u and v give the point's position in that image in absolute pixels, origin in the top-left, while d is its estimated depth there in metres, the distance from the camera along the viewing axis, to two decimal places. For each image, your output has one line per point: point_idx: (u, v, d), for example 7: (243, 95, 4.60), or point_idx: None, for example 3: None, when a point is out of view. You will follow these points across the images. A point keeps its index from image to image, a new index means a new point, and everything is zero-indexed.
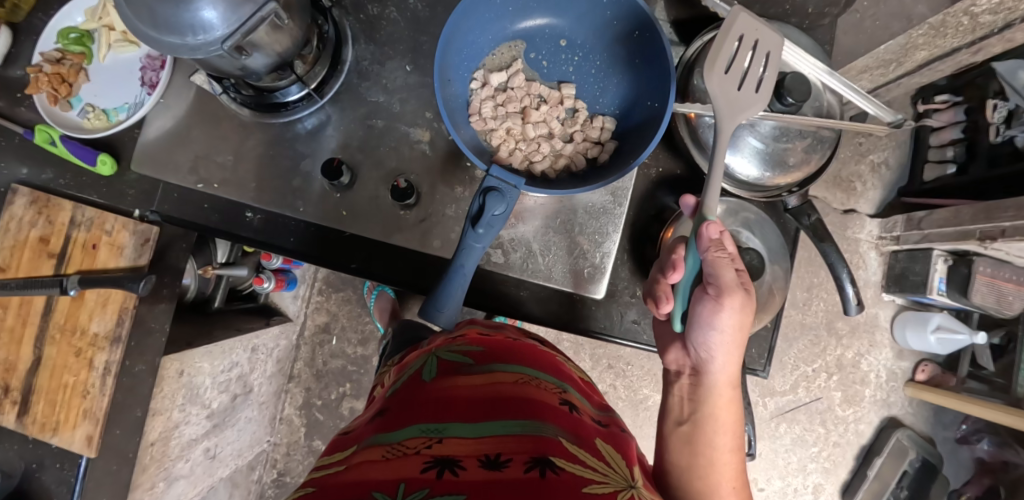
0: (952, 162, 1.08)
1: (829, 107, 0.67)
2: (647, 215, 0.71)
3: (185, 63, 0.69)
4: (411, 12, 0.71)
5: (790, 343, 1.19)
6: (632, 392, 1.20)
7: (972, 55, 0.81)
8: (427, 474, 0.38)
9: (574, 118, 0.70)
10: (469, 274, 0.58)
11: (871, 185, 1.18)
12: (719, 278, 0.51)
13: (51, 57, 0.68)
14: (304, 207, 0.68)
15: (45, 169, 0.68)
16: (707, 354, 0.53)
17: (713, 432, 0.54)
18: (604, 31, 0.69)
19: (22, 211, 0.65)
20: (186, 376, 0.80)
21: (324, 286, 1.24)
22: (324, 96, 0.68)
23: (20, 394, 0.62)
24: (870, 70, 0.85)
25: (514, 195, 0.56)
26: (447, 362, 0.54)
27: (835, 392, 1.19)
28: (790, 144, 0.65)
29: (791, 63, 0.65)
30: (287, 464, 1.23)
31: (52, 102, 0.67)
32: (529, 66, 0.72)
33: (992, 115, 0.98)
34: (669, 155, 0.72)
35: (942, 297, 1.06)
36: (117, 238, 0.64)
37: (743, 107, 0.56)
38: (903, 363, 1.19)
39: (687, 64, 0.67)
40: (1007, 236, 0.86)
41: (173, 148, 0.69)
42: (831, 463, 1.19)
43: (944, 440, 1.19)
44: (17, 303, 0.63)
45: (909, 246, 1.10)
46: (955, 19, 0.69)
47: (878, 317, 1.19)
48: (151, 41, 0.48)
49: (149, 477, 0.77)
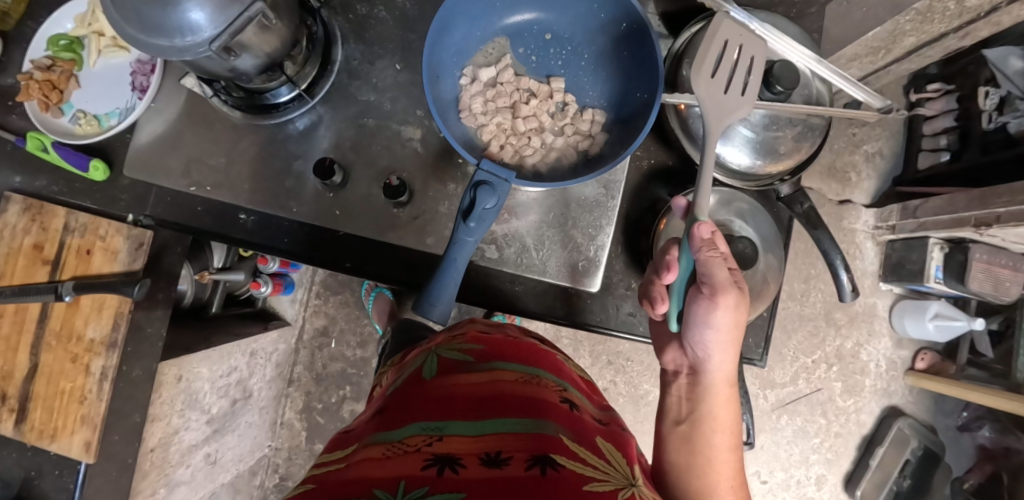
0: (945, 150, 1.09)
1: (818, 95, 0.67)
2: (640, 208, 0.71)
3: (175, 66, 0.70)
4: (400, 10, 0.71)
5: (788, 334, 1.19)
6: (632, 388, 1.20)
7: (960, 39, 0.81)
8: (427, 472, 0.37)
9: (564, 111, 0.70)
10: (462, 268, 0.58)
11: (866, 175, 1.18)
12: (713, 277, 0.50)
13: (41, 64, 0.68)
14: (297, 208, 0.68)
15: (38, 176, 0.69)
16: (704, 352, 0.54)
17: (711, 431, 0.53)
18: (590, 25, 0.69)
19: (15, 219, 0.65)
20: (185, 381, 0.80)
21: (321, 289, 1.25)
22: (315, 96, 0.68)
23: (17, 401, 0.62)
24: (859, 58, 0.86)
25: (506, 189, 0.55)
26: (447, 360, 0.54)
27: (835, 382, 1.19)
28: (781, 132, 0.65)
29: (778, 51, 0.65)
30: (289, 469, 1.23)
31: (43, 109, 0.67)
32: (518, 61, 0.72)
33: (985, 102, 0.97)
34: (661, 146, 0.72)
35: (940, 285, 1.06)
36: (111, 243, 0.64)
37: (730, 110, 0.57)
38: (902, 352, 1.19)
39: (675, 56, 0.67)
40: (1002, 221, 0.85)
41: (165, 151, 0.69)
42: (833, 454, 1.19)
43: (945, 428, 1.19)
44: (13, 311, 0.63)
45: (906, 235, 1.10)
46: (942, 3, 0.70)
47: (876, 306, 1.19)
48: (139, 43, 0.48)
49: (150, 483, 0.77)
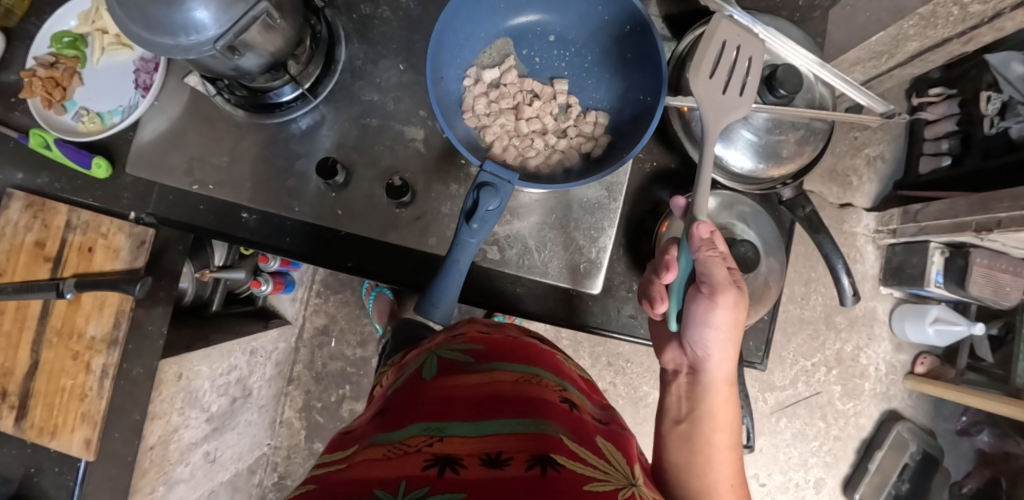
0: (947, 154, 1.08)
1: (821, 99, 0.67)
2: (642, 211, 0.71)
3: (179, 65, 0.70)
4: (404, 11, 0.71)
5: (788, 337, 1.19)
6: (632, 389, 1.20)
7: (963, 45, 0.81)
8: (428, 472, 0.38)
9: (567, 113, 0.70)
10: (463, 269, 0.58)
11: (867, 179, 1.18)
12: (712, 276, 0.51)
13: (45, 62, 0.67)
14: (299, 207, 0.68)
15: (40, 173, 0.69)
16: (704, 352, 0.54)
17: (711, 430, 0.53)
18: (594, 28, 0.69)
19: (17, 216, 0.65)
20: (185, 379, 0.80)
21: (322, 288, 1.25)
22: (318, 96, 0.68)
23: (17, 398, 0.62)
24: (863, 62, 0.86)
25: (508, 190, 0.55)
26: (447, 361, 0.54)
27: (835, 385, 1.19)
28: (783, 136, 0.65)
29: (781, 54, 0.65)
30: (288, 467, 1.23)
31: (46, 106, 0.67)
32: (522, 62, 0.72)
33: (986, 107, 0.98)
34: (663, 149, 0.72)
35: (940, 289, 1.06)
36: (113, 241, 0.64)
37: (728, 110, 0.57)
38: (901, 356, 1.19)
39: (679, 58, 0.67)
40: (1003, 226, 0.85)
41: (167, 150, 0.69)
42: (832, 457, 1.19)
43: (944, 432, 1.19)
44: (15, 308, 0.63)
45: (906, 239, 1.10)
46: (946, 9, 0.69)
47: (876, 310, 1.19)
48: (143, 42, 0.48)
49: (149, 481, 0.77)
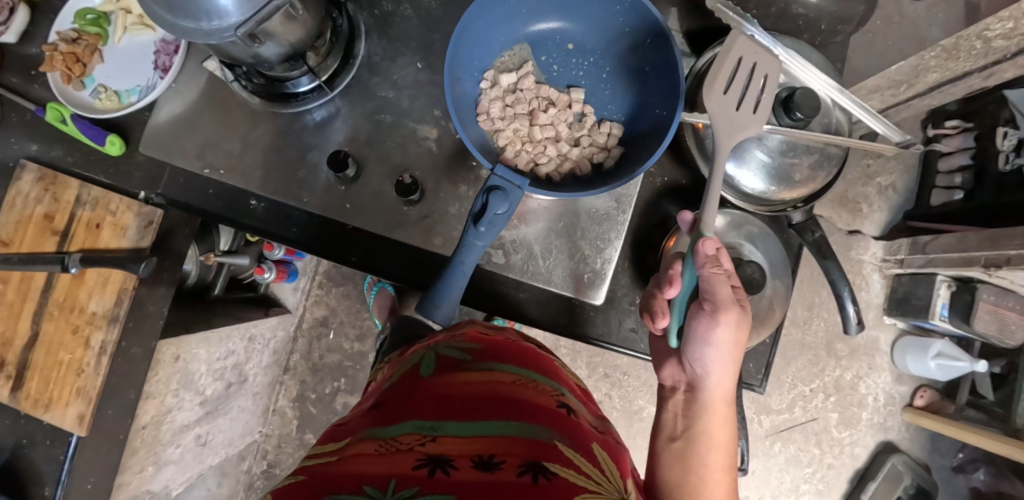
0: (959, 188, 1.08)
1: (837, 125, 0.67)
2: (649, 224, 0.71)
3: (199, 48, 0.70)
4: (425, 9, 0.72)
5: (788, 361, 1.18)
6: (627, 402, 1.19)
7: (984, 80, 0.80)
8: (418, 472, 0.37)
9: (581, 122, 0.70)
10: (468, 271, 0.58)
11: (877, 207, 1.17)
12: (715, 294, 0.51)
13: (67, 37, 0.68)
14: (308, 199, 0.69)
15: (54, 146, 0.69)
16: (703, 370, 0.53)
17: (707, 449, 0.53)
18: (614, 39, 0.69)
19: (28, 187, 0.65)
20: (181, 361, 0.81)
21: (324, 279, 1.25)
22: (334, 88, 0.69)
23: (15, 369, 0.62)
24: (881, 90, 0.85)
25: (518, 195, 0.55)
26: (446, 359, 0.54)
27: (832, 413, 1.18)
28: (797, 159, 0.65)
29: (799, 78, 0.65)
30: (278, 456, 1.23)
31: (64, 81, 0.67)
32: (540, 68, 0.72)
33: (1002, 142, 0.97)
34: (675, 164, 0.72)
35: (944, 323, 1.06)
36: (121, 219, 0.64)
37: (741, 127, 0.57)
38: (901, 388, 1.18)
39: (697, 75, 0.67)
40: (1012, 264, 0.84)
41: (182, 133, 0.70)
42: (825, 485, 1.18)
43: (940, 467, 1.18)
44: (18, 279, 0.63)
45: (914, 270, 1.09)
46: (968, 42, 0.69)
47: (878, 340, 1.18)
48: (165, 25, 0.48)
49: (138, 460, 0.76)
